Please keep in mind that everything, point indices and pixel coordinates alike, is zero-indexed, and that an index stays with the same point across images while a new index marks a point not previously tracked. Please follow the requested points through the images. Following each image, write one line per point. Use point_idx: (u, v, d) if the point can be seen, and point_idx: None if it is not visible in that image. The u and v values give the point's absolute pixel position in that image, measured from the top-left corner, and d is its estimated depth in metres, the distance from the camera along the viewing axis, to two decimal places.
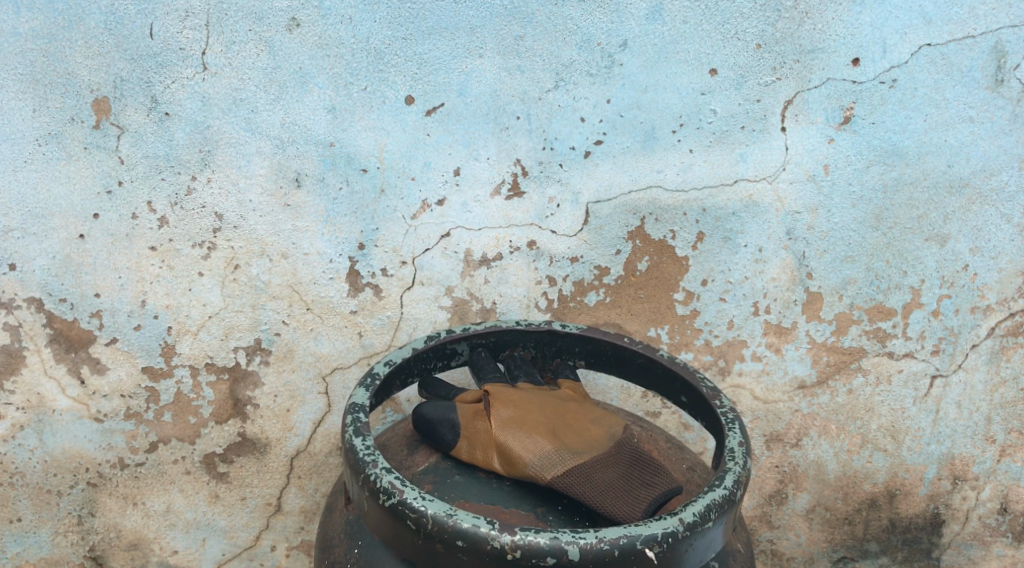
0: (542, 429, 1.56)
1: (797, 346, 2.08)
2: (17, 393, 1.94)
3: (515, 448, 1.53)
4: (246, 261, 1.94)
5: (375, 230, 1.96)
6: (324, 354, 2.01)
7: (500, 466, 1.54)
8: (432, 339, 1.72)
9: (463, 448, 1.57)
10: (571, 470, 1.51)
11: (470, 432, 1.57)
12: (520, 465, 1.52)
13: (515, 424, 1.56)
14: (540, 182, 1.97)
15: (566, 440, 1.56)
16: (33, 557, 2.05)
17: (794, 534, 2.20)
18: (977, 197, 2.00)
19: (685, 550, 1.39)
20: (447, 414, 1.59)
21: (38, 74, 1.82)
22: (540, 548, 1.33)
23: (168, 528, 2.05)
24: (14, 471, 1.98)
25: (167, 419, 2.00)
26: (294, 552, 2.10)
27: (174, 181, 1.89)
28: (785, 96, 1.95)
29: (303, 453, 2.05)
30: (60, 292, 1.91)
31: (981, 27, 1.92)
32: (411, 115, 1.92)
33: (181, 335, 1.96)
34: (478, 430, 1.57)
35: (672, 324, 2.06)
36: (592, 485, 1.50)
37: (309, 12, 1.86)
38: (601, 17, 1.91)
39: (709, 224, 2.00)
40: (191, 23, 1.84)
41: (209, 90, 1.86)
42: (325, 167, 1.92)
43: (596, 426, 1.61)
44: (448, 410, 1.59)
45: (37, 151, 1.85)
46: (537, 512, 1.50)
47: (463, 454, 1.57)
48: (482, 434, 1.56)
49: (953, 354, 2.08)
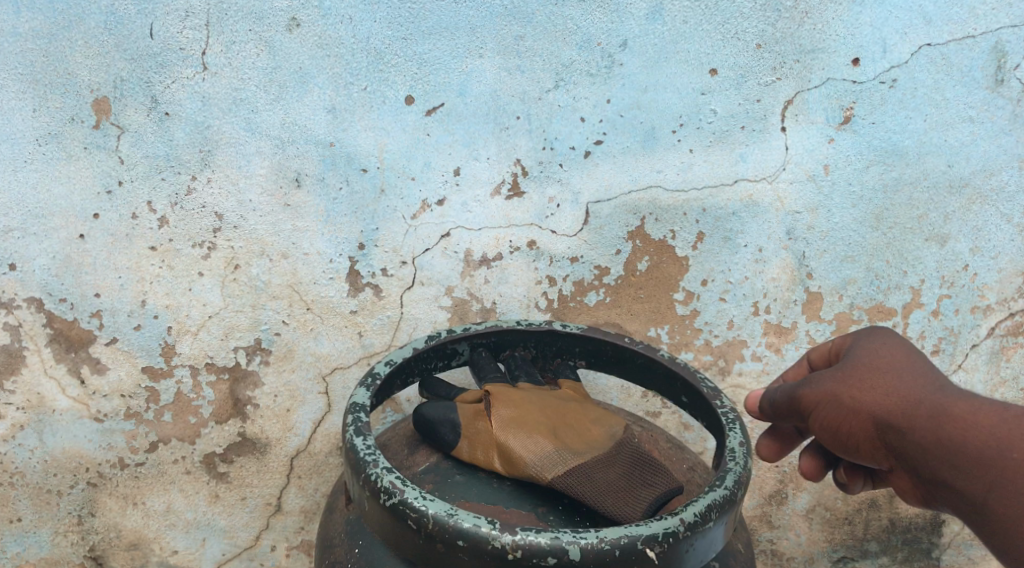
0: (542, 429, 1.56)
1: (797, 346, 2.08)
2: (17, 393, 1.94)
3: (517, 448, 1.53)
4: (246, 261, 1.94)
5: (375, 230, 1.96)
6: (324, 353, 2.01)
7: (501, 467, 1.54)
8: (432, 339, 1.71)
9: (464, 449, 1.57)
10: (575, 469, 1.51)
11: (472, 432, 1.57)
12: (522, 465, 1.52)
13: (516, 424, 1.56)
14: (540, 182, 1.97)
15: (566, 440, 1.56)
16: (32, 557, 2.05)
17: (794, 534, 2.20)
18: (977, 197, 2.00)
19: (685, 550, 1.39)
20: (447, 415, 1.59)
21: (38, 74, 1.82)
22: (540, 548, 1.33)
23: (168, 528, 2.05)
24: (14, 471, 1.98)
25: (167, 419, 1.99)
26: (294, 552, 2.10)
27: (174, 181, 1.89)
28: (786, 96, 1.94)
29: (304, 453, 2.05)
30: (60, 292, 1.91)
31: (981, 27, 1.92)
32: (411, 115, 1.92)
33: (181, 335, 1.96)
34: (479, 431, 1.57)
35: (672, 324, 2.05)
36: (592, 485, 1.50)
37: (308, 12, 1.86)
38: (602, 17, 1.91)
39: (709, 224, 2.00)
40: (191, 23, 1.84)
41: (209, 90, 1.86)
42: (325, 167, 1.92)
43: (596, 428, 1.61)
44: (448, 410, 1.59)
45: (37, 151, 1.85)
46: (537, 512, 1.50)
47: (464, 455, 1.57)
48: (484, 434, 1.56)
49: (953, 354, 2.09)
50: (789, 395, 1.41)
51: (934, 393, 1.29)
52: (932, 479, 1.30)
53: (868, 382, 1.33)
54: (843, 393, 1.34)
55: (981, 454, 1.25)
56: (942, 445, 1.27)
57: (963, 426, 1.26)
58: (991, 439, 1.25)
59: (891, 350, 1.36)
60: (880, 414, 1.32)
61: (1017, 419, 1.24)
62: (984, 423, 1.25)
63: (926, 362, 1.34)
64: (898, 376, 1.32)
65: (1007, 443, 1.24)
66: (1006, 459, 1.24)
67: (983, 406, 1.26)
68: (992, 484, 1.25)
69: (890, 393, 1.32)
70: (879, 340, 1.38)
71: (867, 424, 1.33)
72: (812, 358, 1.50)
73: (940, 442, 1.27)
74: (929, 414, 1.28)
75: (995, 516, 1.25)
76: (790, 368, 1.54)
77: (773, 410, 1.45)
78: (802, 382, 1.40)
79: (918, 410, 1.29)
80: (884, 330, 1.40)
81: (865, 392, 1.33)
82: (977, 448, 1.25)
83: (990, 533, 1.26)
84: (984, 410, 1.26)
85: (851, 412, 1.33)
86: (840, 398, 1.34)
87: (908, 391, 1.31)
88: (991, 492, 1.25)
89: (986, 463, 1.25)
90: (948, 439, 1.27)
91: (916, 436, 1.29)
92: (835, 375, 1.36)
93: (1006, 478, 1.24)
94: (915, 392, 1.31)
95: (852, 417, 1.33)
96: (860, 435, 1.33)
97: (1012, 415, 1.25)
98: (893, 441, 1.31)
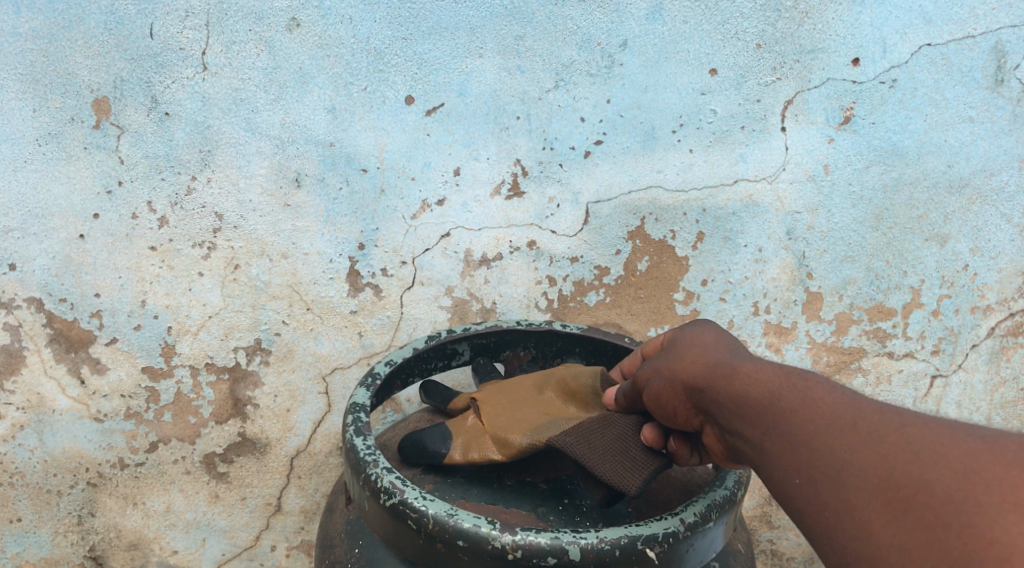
0: (530, 418, 1.54)
1: (797, 346, 2.07)
2: (17, 393, 1.94)
3: (508, 435, 1.51)
4: (246, 261, 1.94)
5: (375, 230, 1.96)
6: (324, 354, 2.01)
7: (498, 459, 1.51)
8: (432, 339, 1.71)
9: (459, 454, 1.54)
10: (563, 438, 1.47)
11: (461, 434, 1.55)
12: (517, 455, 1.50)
13: (504, 418, 1.55)
14: (540, 182, 1.97)
15: (557, 418, 1.54)
16: (32, 557, 2.04)
17: (794, 534, 2.20)
18: (977, 197, 2.00)
19: (685, 550, 1.39)
20: (433, 428, 1.58)
21: (38, 74, 1.82)
22: (540, 548, 1.33)
23: (168, 528, 2.05)
24: (14, 471, 1.98)
25: (167, 419, 1.99)
26: (294, 553, 2.10)
27: (174, 181, 1.89)
28: (786, 96, 1.94)
29: (303, 453, 2.05)
30: (60, 292, 1.90)
31: (981, 27, 1.92)
32: (411, 115, 1.93)
33: (181, 335, 1.96)
34: (468, 432, 1.55)
35: (672, 324, 2.05)
36: (591, 445, 1.44)
37: (309, 13, 1.86)
38: (601, 17, 1.91)
39: (709, 224, 2.00)
40: (191, 23, 1.84)
41: (208, 90, 1.86)
42: (325, 167, 1.92)
43: (577, 393, 1.58)
44: (433, 427, 1.58)
45: (37, 151, 1.85)
46: (537, 512, 1.46)
47: (459, 458, 1.53)
48: (476, 431, 1.55)
49: (953, 354, 2.09)
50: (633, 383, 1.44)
51: (725, 360, 1.32)
52: (728, 435, 1.30)
53: (683, 353, 1.35)
54: (665, 365, 1.37)
55: (763, 406, 1.25)
56: (733, 400, 1.28)
57: (745, 383, 1.28)
58: (818, 403, 1.22)
59: (703, 327, 1.38)
60: (693, 383, 1.32)
61: (787, 375, 1.26)
62: (761, 373, 1.28)
63: (726, 333, 1.36)
64: (697, 345, 1.35)
65: (814, 395, 1.23)
66: (776, 407, 1.24)
67: (762, 365, 1.28)
68: (797, 447, 1.21)
69: (694, 358, 1.34)
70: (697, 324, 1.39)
71: (678, 389, 1.35)
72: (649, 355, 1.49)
73: (730, 397, 1.28)
74: (723, 376, 1.30)
75: (785, 470, 1.21)
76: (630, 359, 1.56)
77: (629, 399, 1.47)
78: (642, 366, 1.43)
79: (714, 374, 1.31)
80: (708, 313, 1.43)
81: (683, 365, 1.34)
82: (755, 400, 1.26)
83: (788, 496, 1.21)
84: (762, 367, 1.28)
85: (673, 378, 1.35)
86: (663, 370, 1.37)
87: (699, 356, 1.34)
88: (771, 442, 1.24)
89: (761, 410, 1.25)
90: (738, 393, 1.28)
91: (714, 396, 1.30)
92: (663, 351, 1.39)
93: (779, 427, 1.23)
94: (710, 358, 1.33)
95: (670, 387, 1.35)
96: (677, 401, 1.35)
97: (782, 371, 1.27)
98: (698, 404, 1.33)
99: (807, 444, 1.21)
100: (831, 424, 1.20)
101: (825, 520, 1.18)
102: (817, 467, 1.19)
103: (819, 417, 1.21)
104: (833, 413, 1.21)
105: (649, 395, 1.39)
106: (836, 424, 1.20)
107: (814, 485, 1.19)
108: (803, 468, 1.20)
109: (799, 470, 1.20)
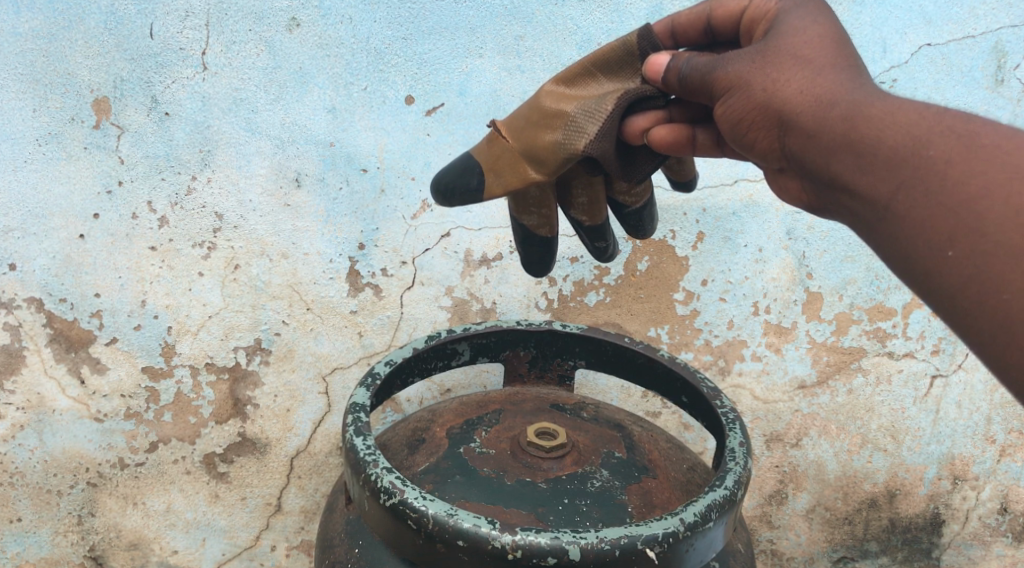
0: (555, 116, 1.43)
1: (797, 346, 2.07)
2: (17, 393, 1.94)
3: (541, 156, 1.44)
4: (246, 261, 1.94)
5: (375, 230, 1.96)
6: (324, 353, 2.01)
7: (520, 213, 1.56)
8: (432, 339, 1.71)
9: (495, 183, 1.48)
10: (595, 150, 1.38)
11: (491, 161, 1.49)
12: (548, 202, 1.55)
13: (530, 134, 1.46)
14: None
15: (580, 99, 1.42)
16: (32, 557, 2.04)
17: (794, 534, 2.20)
18: None
19: (685, 550, 1.39)
20: (465, 163, 1.51)
21: (38, 74, 1.82)
22: (540, 548, 1.32)
23: (168, 528, 2.05)
24: (14, 471, 1.98)
25: (167, 419, 1.99)
26: (294, 552, 2.11)
27: (174, 181, 1.89)
28: None
29: (303, 453, 2.05)
30: (60, 292, 1.90)
31: (981, 27, 1.92)
32: (411, 115, 1.93)
33: (181, 335, 1.95)
34: (502, 157, 1.48)
35: (672, 324, 2.05)
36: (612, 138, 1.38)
37: (309, 12, 1.87)
38: (602, 17, 1.91)
39: (710, 224, 2.01)
40: (191, 23, 1.84)
41: (208, 90, 1.87)
42: (325, 167, 1.92)
43: (609, 54, 1.41)
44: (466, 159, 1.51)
45: (37, 151, 1.85)
46: (537, 512, 1.45)
47: (498, 189, 1.48)
48: (506, 155, 1.48)
49: (953, 354, 2.09)
50: (701, 73, 1.26)
51: (847, 93, 1.13)
52: (838, 186, 1.13)
53: (783, 73, 1.17)
54: (757, 84, 1.19)
55: (906, 152, 1.07)
56: (856, 149, 1.10)
57: (878, 126, 1.09)
58: (985, 153, 1.04)
59: (815, 38, 1.18)
60: (797, 120, 1.15)
61: (946, 119, 1.07)
62: (902, 115, 1.08)
63: (841, 49, 1.17)
64: (806, 65, 1.16)
65: (979, 145, 1.05)
66: (925, 157, 1.06)
67: (899, 105, 1.10)
68: (949, 209, 1.04)
69: (801, 89, 1.16)
70: (806, 21, 1.20)
71: (770, 121, 1.19)
72: (716, 20, 1.35)
73: (853, 141, 1.10)
74: (844, 116, 1.11)
75: (931, 236, 1.05)
76: (687, 9, 1.39)
77: (682, 87, 1.30)
78: (715, 63, 1.24)
79: (830, 112, 1.12)
80: (816, 6, 1.22)
81: (788, 91, 1.16)
82: (894, 147, 1.08)
83: (930, 264, 1.05)
84: (901, 108, 1.09)
85: (766, 104, 1.18)
86: (753, 94, 1.19)
87: (815, 84, 1.15)
88: (912, 197, 1.06)
89: (899, 162, 1.07)
90: (865, 137, 1.09)
91: (828, 140, 1.12)
92: (753, 61, 1.20)
93: (929, 178, 1.05)
94: (830, 87, 1.14)
95: (767, 117, 1.19)
96: (769, 136, 1.20)
97: (931, 112, 1.08)
98: (798, 147, 1.16)
99: (964, 203, 1.03)
100: (1005, 178, 1.02)
101: (986, 306, 1.02)
102: (983, 233, 1.02)
103: (986, 170, 1.03)
104: (1005, 163, 1.03)
105: (726, 115, 1.23)
106: (1017, 177, 1.02)
107: (974, 256, 1.02)
108: (959, 238, 1.03)
109: (954, 242, 1.03)
